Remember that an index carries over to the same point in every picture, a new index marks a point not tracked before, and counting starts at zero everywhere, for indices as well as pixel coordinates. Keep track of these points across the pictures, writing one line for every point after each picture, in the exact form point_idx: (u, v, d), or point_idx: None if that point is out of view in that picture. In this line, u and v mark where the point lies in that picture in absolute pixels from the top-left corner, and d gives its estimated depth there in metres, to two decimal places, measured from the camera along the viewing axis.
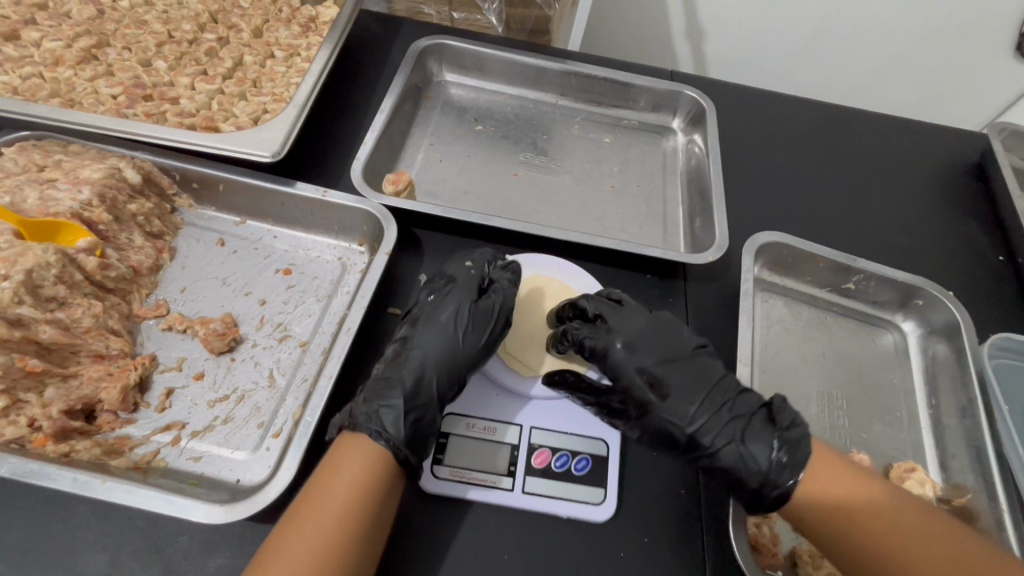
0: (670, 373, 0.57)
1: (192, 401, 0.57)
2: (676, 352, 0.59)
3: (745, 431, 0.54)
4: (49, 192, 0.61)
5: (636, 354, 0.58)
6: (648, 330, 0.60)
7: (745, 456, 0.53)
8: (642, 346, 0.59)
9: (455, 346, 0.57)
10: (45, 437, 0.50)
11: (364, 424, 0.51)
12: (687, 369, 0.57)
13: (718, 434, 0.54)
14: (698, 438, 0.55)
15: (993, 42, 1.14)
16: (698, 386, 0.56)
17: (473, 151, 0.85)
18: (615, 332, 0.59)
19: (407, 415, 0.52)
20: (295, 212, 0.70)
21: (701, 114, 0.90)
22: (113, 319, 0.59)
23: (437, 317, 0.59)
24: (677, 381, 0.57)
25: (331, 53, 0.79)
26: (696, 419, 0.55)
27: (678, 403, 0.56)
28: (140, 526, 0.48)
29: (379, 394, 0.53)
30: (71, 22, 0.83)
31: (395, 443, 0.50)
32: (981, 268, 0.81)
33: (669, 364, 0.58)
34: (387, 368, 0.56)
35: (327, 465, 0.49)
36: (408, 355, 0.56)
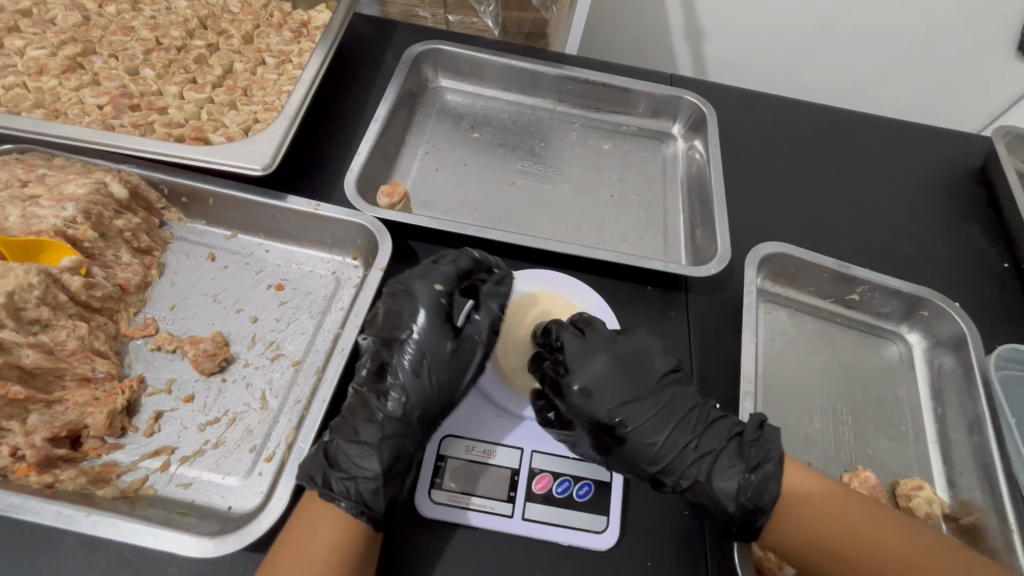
0: (633, 412, 0.55)
1: (182, 425, 0.56)
2: (640, 387, 0.56)
3: (711, 469, 0.53)
4: (32, 210, 0.59)
5: (596, 392, 0.56)
6: (611, 365, 0.57)
7: (712, 496, 0.52)
8: (603, 384, 0.56)
9: (437, 399, 0.55)
10: (28, 466, 0.49)
11: (342, 496, 0.49)
12: (653, 405, 0.55)
13: (682, 474, 0.54)
14: (663, 478, 0.54)
15: (996, 42, 1.12)
16: (662, 424, 0.55)
17: (470, 160, 0.83)
18: (573, 370, 0.56)
19: (387, 483, 0.50)
20: (287, 225, 0.69)
21: (702, 120, 0.88)
22: (100, 340, 0.57)
23: (413, 365, 0.55)
24: (638, 420, 0.55)
25: (323, 60, 0.77)
26: (660, 460, 0.54)
27: (642, 443, 0.54)
28: (127, 559, 0.47)
29: (357, 461, 0.50)
30: (55, 29, 0.81)
31: (375, 517, 0.48)
32: (987, 277, 0.80)
33: (631, 403, 0.55)
34: (358, 426, 0.52)
35: (294, 525, 0.48)
36: (385, 411, 0.53)
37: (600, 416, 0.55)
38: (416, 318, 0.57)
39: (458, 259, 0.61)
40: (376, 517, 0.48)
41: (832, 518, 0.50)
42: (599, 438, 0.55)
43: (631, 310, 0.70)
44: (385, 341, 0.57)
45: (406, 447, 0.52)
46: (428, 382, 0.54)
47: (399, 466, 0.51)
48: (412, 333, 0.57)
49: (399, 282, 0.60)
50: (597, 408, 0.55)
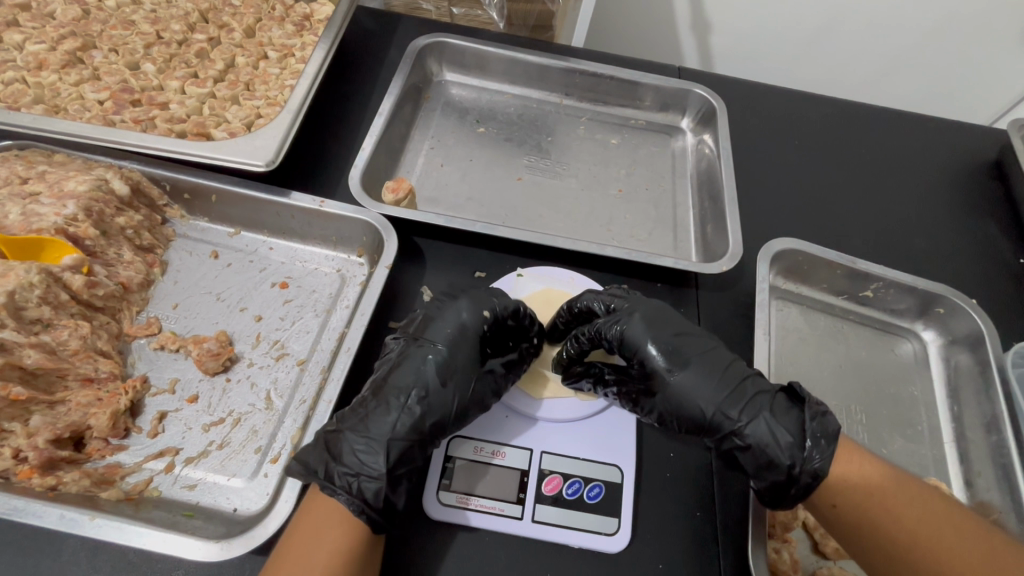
0: (684, 350, 0.57)
1: (186, 425, 0.55)
2: (686, 329, 0.58)
3: (772, 406, 0.53)
4: (32, 207, 0.58)
5: (649, 330, 0.57)
6: (656, 314, 0.59)
7: (773, 429, 0.53)
8: (652, 324, 0.58)
9: (453, 418, 0.54)
10: (31, 468, 0.48)
11: (345, 489, 0.48)
12: (702, 352, 0.57)
13: (743, 412, 0.53)
14: (725, 413, 0.53)
15: (1011, 33, 1.10)
16: (712, 364, 0.56)
17: (475, 155, 0.82)
18: (622, 312, 0.59)
19: (389, 485, 0.49)
20: (291, 222, 0.68)
21: (712, 113, 0.87)
22: (102, 340, 0.56)
23: (439, 376, 0.55)
24: (691, 357, 0.56)
25: (326, 53, 0.76)
26: (721, 396, 0.54)
27: (701, 381, 0.55)
28: (132, 562, 0.46)
29: (364, 457, 0.50)
30: (54, 23, 0.79)
31: (371, 518, 0.47)
32: (1004, 273, 0.78)
33: (679, 344, 0.57)
34: (373, 419, 0.52)
35: (297, 527, 0.47)
36: (400, 411, 0.52)
37: (655, 351, 0.57)
38: (455, 333, 0.57)
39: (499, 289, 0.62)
40: (375, 518, 0.48)
41: (863, 500, 0.49)
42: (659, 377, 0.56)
43: None
44: (415, 340, 0.57)
45: (412, 456, 0.51)
46: (448, 400, 0.54)
47: (402, 470, 0.50)
48: (446, 346, 0.56)
49: (450, 296, 0.61)
50: (652, 342, 0.57)
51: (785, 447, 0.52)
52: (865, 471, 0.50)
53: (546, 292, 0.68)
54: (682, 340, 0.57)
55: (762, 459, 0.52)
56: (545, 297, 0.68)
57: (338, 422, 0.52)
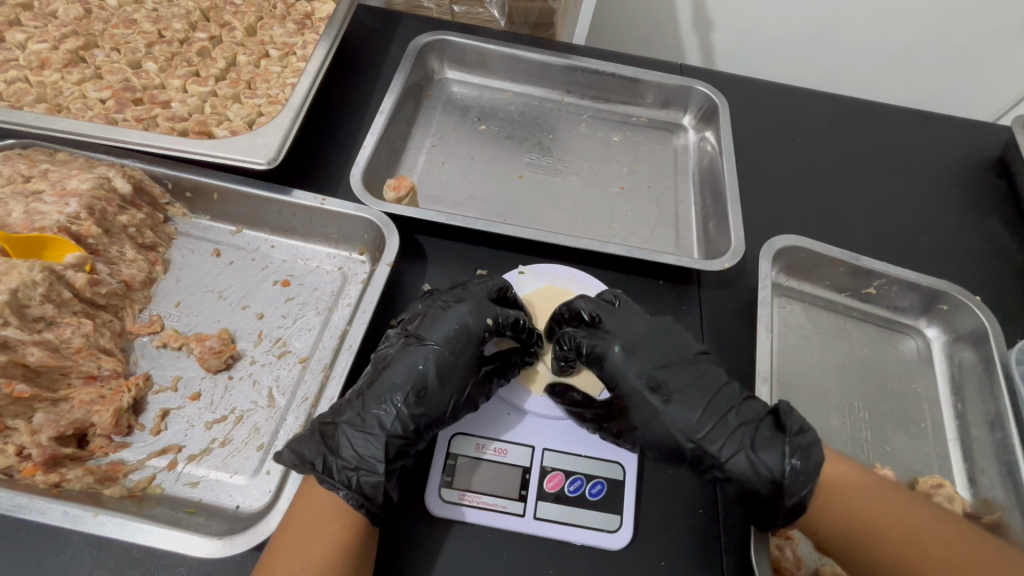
0: (669, 380, 0.56)
1: (189, 423, 0.55)
2: (675, 352, 0.58)
3: (753, 441, 0.53)
4: (35, 206, 0.59)
5: (632, 358, 0.57)
6: (644, 336, 0.58)
7: (755, 463, 0.52)
8: (638, 352, 0.57)
9: (448, 416, 0.54)
10: (34, 466, 0.48)
11: (341, 480, 0.48)
12: (686, 380, 0.56)
13: (723, 446, 0.53)
14: (704, 448, 0.53)
15: (1014, 31, 1.10)
16: (697, 394, 0.55)
17: (477, 152, 0.82)
18: (607, 338, 0.58)
19: (389, 478, 0.50)
20: (292, 220, 0.68)
21: (713, 110, 0.86)
22: (106, 338, 0.57)
23: (437, 376, 0.54)
24: (676, 387, 0.55)
25: (327, 51, 0.76)
26: (702, 428, 0.53)
27: (683, 411, 0.54)
28: (135, 558, 0.46)
29: (361, 453, 0.50)
30: (56, 23, 0.79)
31: (370, 510, 0.48)
32: (1008, 270, 0.78)
33: (664, 368, 0.56)
34: (369, 415, 0.52)
35: (291, 521, 0.47)
36: (395, 409, 0.52)
37: (637, 381, 0.56)
38: (452, 336, 0.57)
39: (497, 288, 0.62)
40: (373, 509, 0.48)
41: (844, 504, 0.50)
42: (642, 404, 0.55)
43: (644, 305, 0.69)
44: (414, 338, 0.57)
45: (409, 450, 0.52)
46: (446, 401, 0.54)
47: (399, 464, 0.51)
48: (445, 347, 0.56)
49: (449, 294, 0.61)
50: (634, 375, 0.56)
51: (764, 480, 0.51)
52: (851, 474, 0.51)
53: (546, 290, 0.68)
54: (669, 364, 0.57)
55: (742, 492, 0.52)
56: (546, 295, 0.68)
57: (334, 415, 0.52)
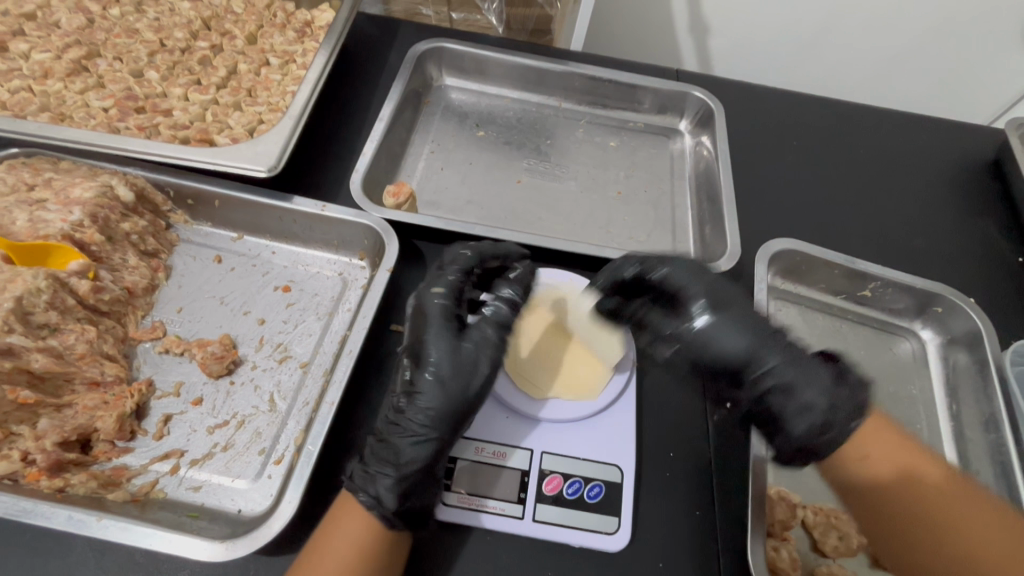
0: (725, 306, 0.55)
1: (191, 428, 0.56)
2: (725, 291, 0.56)
3: (809, 372, 0.52)
4: (39, 214, 0.59)
5: (692, 282, 0.57)
6: (698, 273, 0.57)
7: (808, 391, 0.51)
8: (697, 273, 0.57)
9: (447, 406, 0.53)
10: (38, 471, 0.49)
11: (388, 504, 0.49)
12: (737, 309, 0.55)
13: (777, 370, 0.52)
14: (757, 368, 0.52)
15: (1005, 35, 1.11)
16: (746, 323, 0.54)
17: (476, 158, 0.83)
18: (667, 257, 0.60)
19: (400, 482, 0.50)
20: (293, 227, 0.68)
21: (709, 115, 0.87)
22: (108, 344, 0.57)
23: (456, 391, 0.54)
24: (728, 314, 0.54)
25: (327, 59, 0.77)
26: (758, 350, 0.53)
27: (737, 333, 0.53)
28: (139, 562, 0.47)
29: (405, 480, 0.50)
30: (59, 32, 0.81)
31: (384, 515, 0.48)
32: (1002, 272, 0.79)
33: (717, 292, 0.56)
34: (401, 444, 0.52)
35: (325, 528, 0.49)
36: (425, 432, 0.52)
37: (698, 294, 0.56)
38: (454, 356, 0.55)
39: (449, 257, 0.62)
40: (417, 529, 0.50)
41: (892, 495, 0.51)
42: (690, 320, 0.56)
43: None
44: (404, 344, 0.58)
45: (423, 446, 0.52)
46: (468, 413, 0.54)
47: (411, 469, 0.51)
48: (422, 342, 0.56)
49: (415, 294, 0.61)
50: (696, 292, 0.56)
51: (825, 399, 0.51)
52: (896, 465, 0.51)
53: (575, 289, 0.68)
54: (722, 291, 0.56)
55: (795, 417, 0.51)
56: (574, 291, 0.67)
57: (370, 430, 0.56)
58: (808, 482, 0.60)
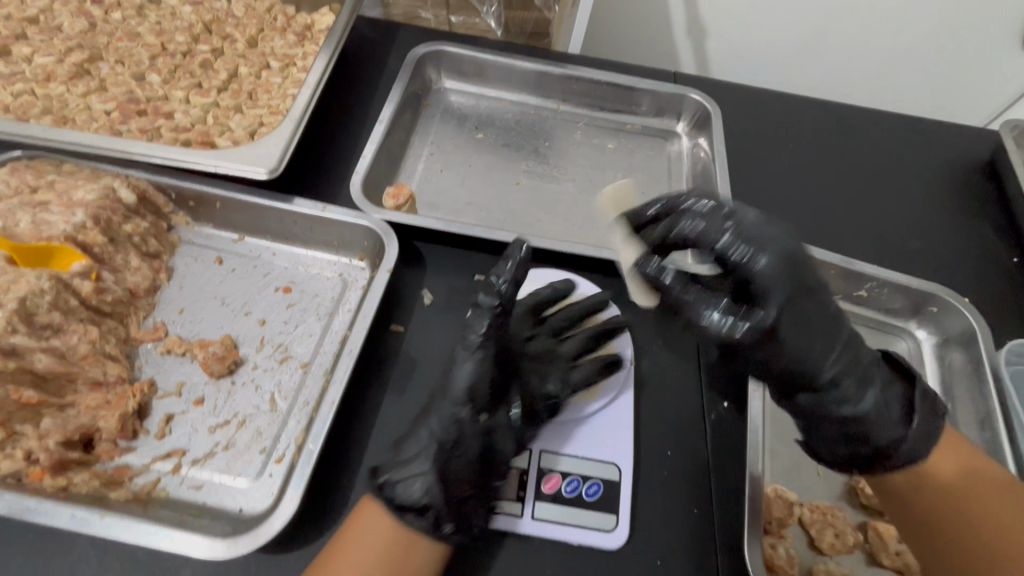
0: (803, 300, 0.47)
1: (193, 427, 0.56)
2: (807, 280, 0.47)
3: (873, 384, 0.50)
4: (42, 216, 0.60)
5: (783, 271, 0.46)
6: (785, 255, 0.46)
7: (876, 405, 0.49)
8: (784, 273, 0.46)
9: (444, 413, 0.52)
10: (42, 470, 0.49)
11: (387, 494, 0.49)
12: (815, 309, 0.48)
13: (839, 384, 0.49)
14: (825, 378, 0.49)
15: (1000, 37, 1.12)
16: (816, 330, 0.47)
17: (474, 160, 0.83)
18: (741, 212, 0.48)
19: (397, 483, 0.49)
20: (294, 228, 0.69)
21: (706, 117, 0.88)
22: (111, 344, 0.58)
23: (451, 402, 0.52)
24: (799, 317, 0.47)
25: (327, 62, 0.77)
26: (830, 364, 0.48)
27: (803, 340, 0.47)
28: (141, 561, 0.47)
29: (402, 474, 0.49)
30: (62, 36, 0.81)
31: (381, 507, 0.49)
32: (997, 272, 0.79)
33: (797, 290, 0.47)
34: (409, 446, 0.52)
35: (345, 532, 0.48)
36: (428, 443, 0.51)
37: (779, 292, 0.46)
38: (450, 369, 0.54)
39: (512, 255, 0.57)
40: (426, 528, 0.48)
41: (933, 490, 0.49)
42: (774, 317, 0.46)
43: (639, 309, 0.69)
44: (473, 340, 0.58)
45: (421, 454, 0.51)
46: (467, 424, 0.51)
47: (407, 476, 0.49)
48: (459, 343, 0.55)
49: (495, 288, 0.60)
50: (776, 296, 0.46)
51: (895, 421, 0.49)
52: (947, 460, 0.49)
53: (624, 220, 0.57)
54: (807, 282, 0.47)
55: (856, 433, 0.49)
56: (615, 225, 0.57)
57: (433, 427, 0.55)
58: (805, 482, 0.60)
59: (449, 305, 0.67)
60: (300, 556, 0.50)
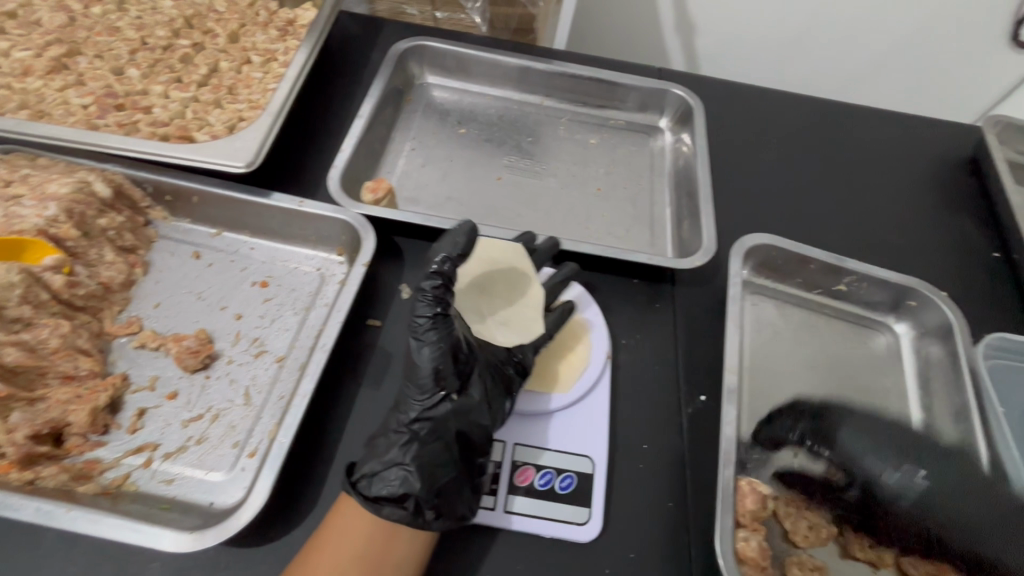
0: (903, 461, 0.57)
1: (165, 421, 0.56)
2: (900, 444, 0.59)
3: (971, 517, 0.55)
4: (14, 209, 0.60)
5: (863, 441, 0.58)
6: (870, 426, 0.60)
7: (972, 528, 0.54)
8: (866, 438, 0.59)
9: (417, 403, 0.52)
10: (9, 463, 0.48)
11: (362, 489, 0.49)
12: (914, 467, 0.57)
13: (930, 525, 0.54)
14: (937, 529, 0.54)
15: (985, 33, 1.13)
16: (936, 483, 0.56)
17: (456, 155, 0.83)
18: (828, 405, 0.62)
19: (383, 477, 0.49)
20: (271, 223, 0.69)
21: (689, 112, 0.88)
22: (83, 338, 0.58)
23: (416, 392, 0.52)
24: (908, 473, 0.57)
25: (308, 56, 0.77)
26: (936, 513, 0.55)
27: (922, 496, 0.55)
28: (110, 554, 0.47)
29: (378, 468, 0.50)
30: (41, 31, 0.81)
31: (369, 501, 0.49)
32: (977, 267, 0.80)
33: (903, 451, 0.58)
34: (385, 442, 0.51)
35: (323, 531, 0.49)
36: (399, 434, 0.51)
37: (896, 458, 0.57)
38: (409, 356, 0.53)
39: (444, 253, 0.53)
40: (405, 517, 0.48)
41: None
42: (863, 491, 0.56)
43: (617, 304, 0.69)
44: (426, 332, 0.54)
45: (398, 443, 0.51)
46: (438, 403, 0.52)
47: (388, 469, 0.50)
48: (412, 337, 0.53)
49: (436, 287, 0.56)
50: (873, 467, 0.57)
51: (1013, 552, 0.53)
52: None
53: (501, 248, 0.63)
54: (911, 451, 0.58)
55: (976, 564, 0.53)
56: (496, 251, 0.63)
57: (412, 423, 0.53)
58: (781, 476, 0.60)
59: None
60: (271, 549, 0.50)
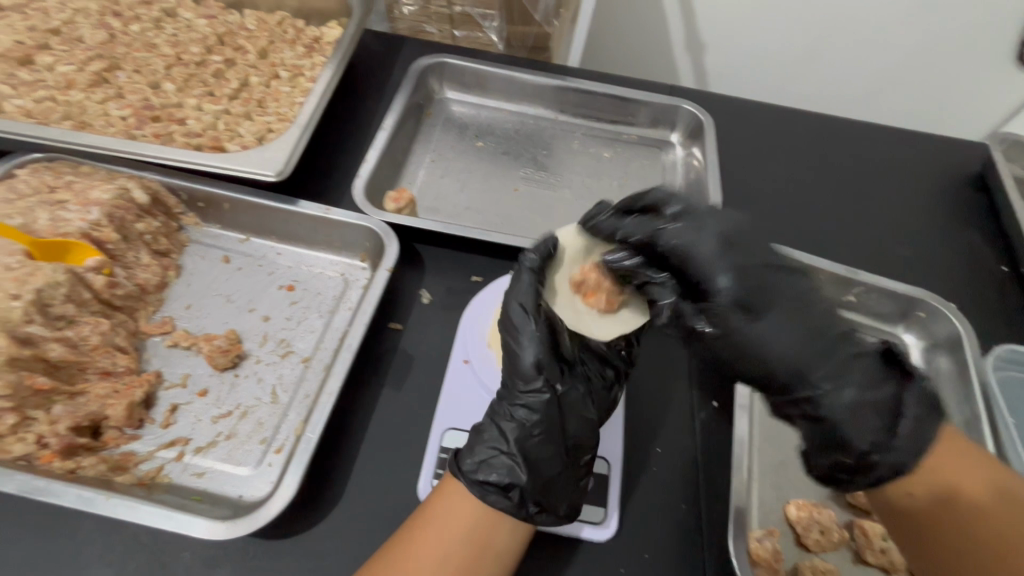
0: (760, 290, 0.47)
1: (197, 417, 0.58)
2: (777, 280, 0.48)
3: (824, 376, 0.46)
4: (60, 213, 0.63)
5: (722, 254, 0.47)
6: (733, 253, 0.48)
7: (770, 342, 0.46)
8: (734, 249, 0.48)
9: (528, 395, 0.53)
10: (52, 454, 0.51)
11: (471, 474, 0.50)
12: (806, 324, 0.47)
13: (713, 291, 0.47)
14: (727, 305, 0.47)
15: (989, 54, 1.16)
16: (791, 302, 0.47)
17: (473, 168, 0.86)
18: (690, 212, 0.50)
19: (495, 464, 0.51)
20: (297, 229, 0.72)
21: (699, 127, 0.91)
22: (120, 336, 0.60)
23: (523, 383, 0.54)
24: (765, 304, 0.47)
25: (335, 72, 0.81)
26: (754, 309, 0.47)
27: (709, 279, 0.48)
28: (144, 543, 0.49)
29: (484, 456, 0.51)
30: (83, 47, 0.85)
31: (483, 489, 0.49)
32: (986, 280, 0.81)
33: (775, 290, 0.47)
34: (496, 431, 0.53)
35: (432, 501, 0.50)
36: (509, 424, 0.53)
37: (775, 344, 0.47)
38: (512, 348, 0.55)
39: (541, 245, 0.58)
40: (511, 507, 0.49)
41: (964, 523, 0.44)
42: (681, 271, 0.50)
43: None
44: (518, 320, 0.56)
45: (512, 434, 0.52)
46: (546, 398, 0.53)
47: (502, 457, 0.51)
48: (509, 324, 0.55)
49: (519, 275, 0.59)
50: (723, 266, 0.47)
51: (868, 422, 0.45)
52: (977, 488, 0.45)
53: None
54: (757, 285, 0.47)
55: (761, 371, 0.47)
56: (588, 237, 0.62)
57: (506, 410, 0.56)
58: (793, 480, 0.61)
59: (448, 304, 0.69)
60: (297, 541, 0.52)
